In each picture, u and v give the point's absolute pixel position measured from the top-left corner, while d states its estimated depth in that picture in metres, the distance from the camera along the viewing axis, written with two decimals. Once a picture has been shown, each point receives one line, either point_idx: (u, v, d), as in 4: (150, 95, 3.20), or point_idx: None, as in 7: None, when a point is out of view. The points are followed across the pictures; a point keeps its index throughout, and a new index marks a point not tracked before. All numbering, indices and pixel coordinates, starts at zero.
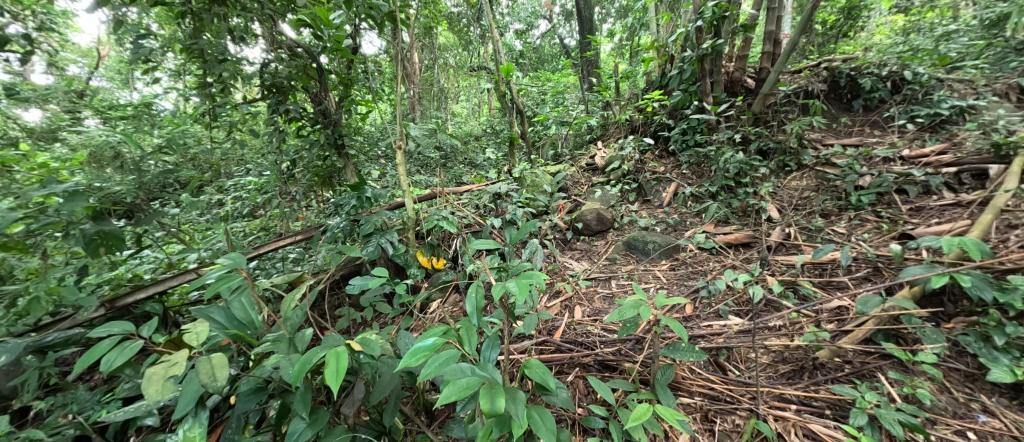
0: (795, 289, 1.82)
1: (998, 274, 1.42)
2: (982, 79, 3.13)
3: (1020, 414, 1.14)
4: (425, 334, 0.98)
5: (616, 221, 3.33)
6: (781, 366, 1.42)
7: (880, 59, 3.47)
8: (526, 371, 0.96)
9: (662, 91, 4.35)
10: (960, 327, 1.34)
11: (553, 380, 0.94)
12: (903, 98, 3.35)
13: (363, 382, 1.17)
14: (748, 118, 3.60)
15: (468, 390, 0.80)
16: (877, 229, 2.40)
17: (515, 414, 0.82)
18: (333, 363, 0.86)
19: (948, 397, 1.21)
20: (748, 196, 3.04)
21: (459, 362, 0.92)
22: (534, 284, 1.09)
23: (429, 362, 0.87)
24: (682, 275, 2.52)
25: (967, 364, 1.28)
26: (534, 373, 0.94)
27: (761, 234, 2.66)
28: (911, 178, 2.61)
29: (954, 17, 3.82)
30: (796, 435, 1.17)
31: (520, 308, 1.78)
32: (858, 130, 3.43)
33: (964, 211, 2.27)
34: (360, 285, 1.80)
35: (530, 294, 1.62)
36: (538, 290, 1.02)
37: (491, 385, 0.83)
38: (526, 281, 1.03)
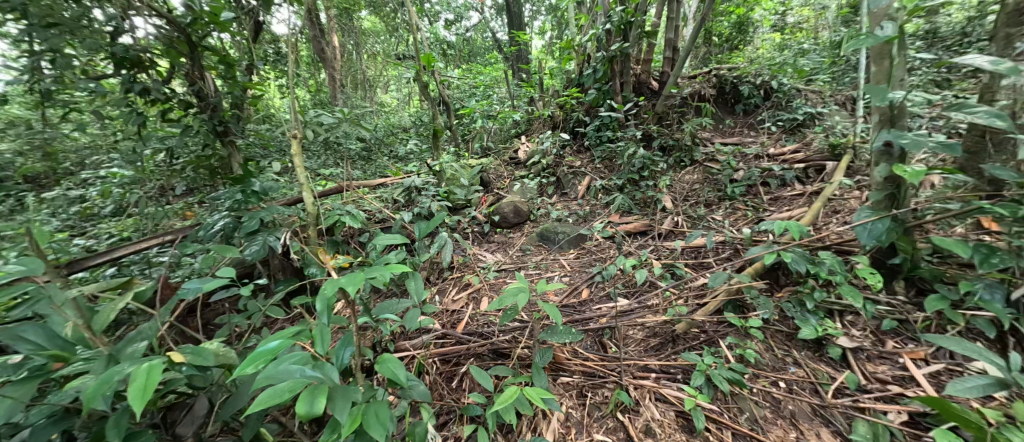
0: (672, 271, 2.04)
1: (816, 251, 1.75)
2: (828, 91, 3.77)
3: (818, 364, 1.40)
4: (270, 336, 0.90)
5: (533, 214, 3.44)
6: (651, 340, 1.59)
7: (756, 70, 4.01)
8: (378, 367, 0.93)
9: (580, 89, 4.56)
10: (785, 296, 1.61)
11: (407, 373, 0.93)
12: (771, 104, 3.88)
13: (207, 397, 1.10)
14: (651, 117, 3.94)
15: (285, 395, 0.74)
16: (744, 216, 2.79)
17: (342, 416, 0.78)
18: (141, 377, 0.75)
19: (771, 355, 1.46)
20: (648, 189, 3.34)
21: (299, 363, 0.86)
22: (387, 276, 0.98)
23: (266, 368, 0.80)
24: (585, 262, 2.68)
25: (787, 326, 1.53)
26: (386, 369, 0.91)
27: (656, 223, 2.94)
28: (773, 172, 3.04)
29: (814, 38, 4.53)
30: (650, 400, 1.32)
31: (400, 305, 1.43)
32: (738, 131, 3.94)
33: (808, 198, 2.73)
34: (196, 290, 1.43)
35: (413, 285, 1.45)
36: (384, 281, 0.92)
37: (322, 387, 0.79)
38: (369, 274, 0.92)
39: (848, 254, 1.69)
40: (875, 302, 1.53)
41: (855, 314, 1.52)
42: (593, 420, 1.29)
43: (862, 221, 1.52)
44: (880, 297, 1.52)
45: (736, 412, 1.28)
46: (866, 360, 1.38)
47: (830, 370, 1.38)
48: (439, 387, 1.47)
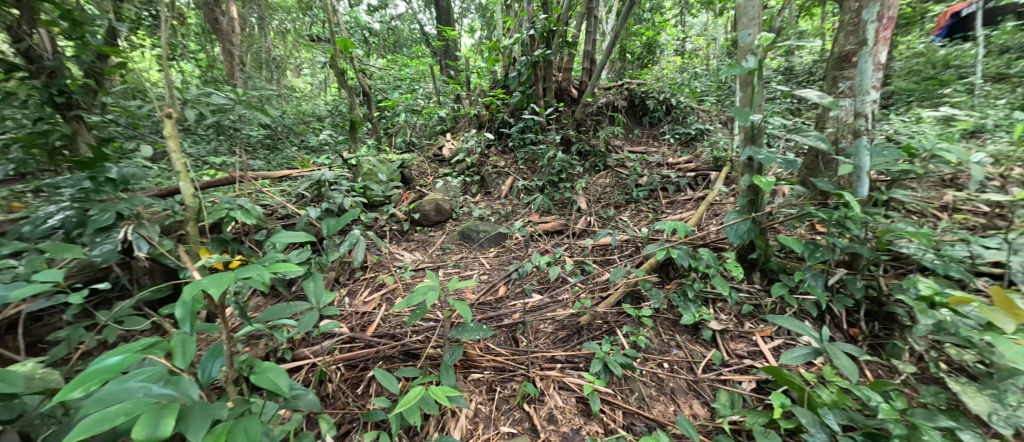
0: (582, 267, 2.18)
1: (697, 247, 2.02)
2: (714, 111, 4.37)
3: (695, 345, 1.63)
4: (110, 351, 0.76)
5: (454, 212, 3.40)
6: (560, 332, 1.69)
7: (659, 87, 4.49)
8: (255, 378, 0.87)
9: (505, 91, 4.63)
10: (673, 288, 1.84)
11: (288, 383, 0.88)
12: (671, 118, 4.37)
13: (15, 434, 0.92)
14: (570, 123, 4.17)
15: (122, 417, 0.63)
16: (646, 217, 3.09)
17: (197, 436, 0.69)
18: None
19: (659, 340, 1.64)
20: (566, 191, 3.52)
21: (145, 381, 0.74)
22: (267, 277, 0.90)
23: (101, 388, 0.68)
24: (504, 260, 2.73)
25: (673, 313, 1.75)
26: (265, 379, 0.86)
27: (571, 223, 3.12)
28: (670, 179, 3.42)
29: (706, 64, 5.21)
30: (554, 389, 1.41)
31: (299, 307, 1.35)
32: (644, 142, 4.36)
33: (696, 202, 3.11)
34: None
35: (315, 289, 1.38)
36: (261, 282, 0.84)
37: (171, 406, 0.69)
38: (244, 274, 0.84)
39: (720, 250, 1.99)
40: (738, 290, 1.82)
41: (724, 301, 1.79)
42: (501, 413, 1.34)
43: (730, 222, 1.80)
44: (742, 285, 1.82)
45: (628, 392, 1.42)
46: (730, 339, 1.64)
47: (703, 350, 1.61)
48: (343, 394, 1.40)
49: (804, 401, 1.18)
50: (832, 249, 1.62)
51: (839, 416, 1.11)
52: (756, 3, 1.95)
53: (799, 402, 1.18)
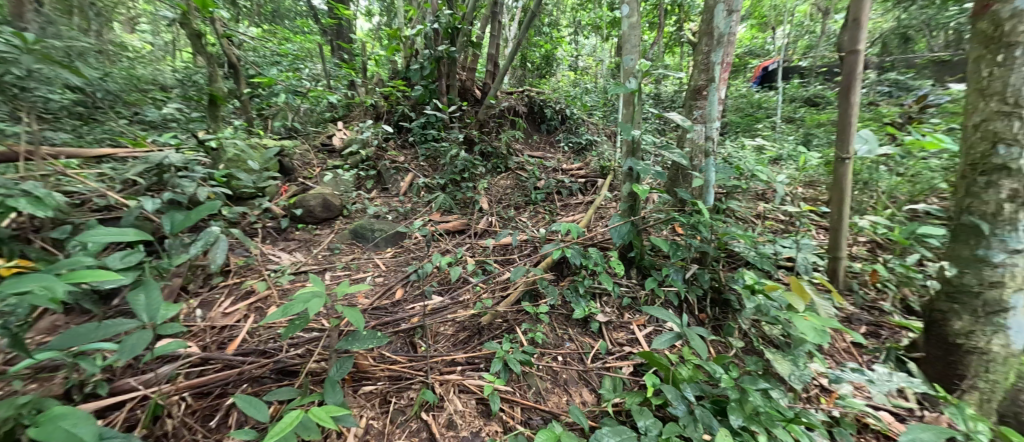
0: (484, 267, 2.20)
1: (587, 247, 2.21)
2: (601, 124, 4.85)
3: (584, 337, 1.77)
4: None
5: (345, 209, 3.09)
6: (460, 334, 1.69)
7: (556, 97, 4.80)
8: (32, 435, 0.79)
9: (406, 83, 4.40)
10: (566, 284, 1.98)
11: (94, 431, 0.85)
12: (566, 127, 4.71)
13: None
14: (473, 123, 4.17)
15: None
16: (543, 218, 3.25)
17: None
18: None
19: (554, 334, 1.75)
20: (468, 190, 3.49)
21: None
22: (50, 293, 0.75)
23: None
24: (401, 261, 2.57)
25: (566, 309, 1.88)
26: (49, 434, 0.80)
27: (473, 223, 3.11)
28: (564, 184, 3.66)
29: (595, 81, 5.77)
30: (453, 393, 1.39)
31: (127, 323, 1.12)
32: (542, 147, 4.60)
33: (586, 206, 3.38)
34: None
35: (155, 300, 1.19)
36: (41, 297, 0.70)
37: None
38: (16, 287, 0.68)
39: (606, 249, 2.21)
40: (620, 285, 2.05)
41: (608, 295, 1.99)
42: (395, 426, 1.26)
43: (615, 224, 2.02)
44: (623, 281, 2.05)
45: (525, 388, 1.48)
46: (612, 330, 1.83)
47: (591, 341, 1.76)
48: (189, 430, 1.17)
49: (669, 379, 1.37)
50: (690, 248, 1.93)
51: (694, 388, 1.32)
52: (636, 33, 2.23)
53: (666, 380, 1.37)
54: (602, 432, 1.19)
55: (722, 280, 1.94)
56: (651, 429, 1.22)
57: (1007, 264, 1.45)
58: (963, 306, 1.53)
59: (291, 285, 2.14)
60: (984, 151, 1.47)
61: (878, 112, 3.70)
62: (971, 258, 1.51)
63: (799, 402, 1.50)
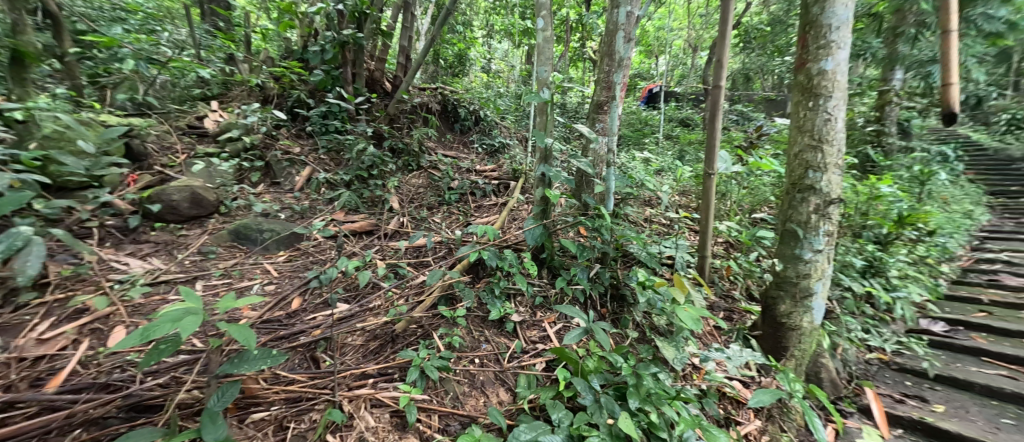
0: (395, 270, 2.11)
1: (502, 249, 2.26)
2: (513, 128, 5.00)
3: (500, 337, 1.81)
4: None
5: (222, 205, 2.63)
6: (371, 343, 1.64)
7: (469, 98, 4.79)
8: None
9: (302, 65, 3.93)
10: (482, 285, 2.01)
11: None
12: (479, 129, 4.74)
13: None
14: (382, 116, 3.92)
15: None
16: (457, 219, 3.20)
17: None
18: None
19: (471, 336, 1.77)
20: (377, 188, 3.27)
21: None
22: None
23: None
24: (297, 266, 2.29)
25: (482, 310, 1.90)
26: None
27: (382, 223, 2.92)
28: (478, 185, 3.66)
29: (507, 86, 5.93)
30: (365, 409, 1.34)
31: None
32: (455, 147, 4.55)
33: (499, 208, 3.39)
34: None
35: None
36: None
37: None
38: None
39: (520, 250, 2.29)
40: (533, 285, 2.14)
41: (522, 295, 2.07)
42: None
43: (528, 226, 2.10)
44: (535, 280, 2.15)
45: (443, 394, 1.48)
46: (526, 328, 1.92)
47: (506, 341, 1.81)
48: None
49: (578, 371, 1.47)
50: (594, 249, 2.11)
51: (599, 378, 1.44)
52: (549, 46, 2.36)
53: (575, 373, 1.47)
54: (520, 429, 1.23)
55: (620, 278, 2.16)
56: (564, 420, 1.30)
57: (812, 260, 1.90)
58: (787, 293, 1.96)
59: (146, 299, 1.74)
60: (800, 174, 1.91)
61: (731, 136, 4.55)
62: (793, 256, 1.94)
63: (679, 380, 1.74)
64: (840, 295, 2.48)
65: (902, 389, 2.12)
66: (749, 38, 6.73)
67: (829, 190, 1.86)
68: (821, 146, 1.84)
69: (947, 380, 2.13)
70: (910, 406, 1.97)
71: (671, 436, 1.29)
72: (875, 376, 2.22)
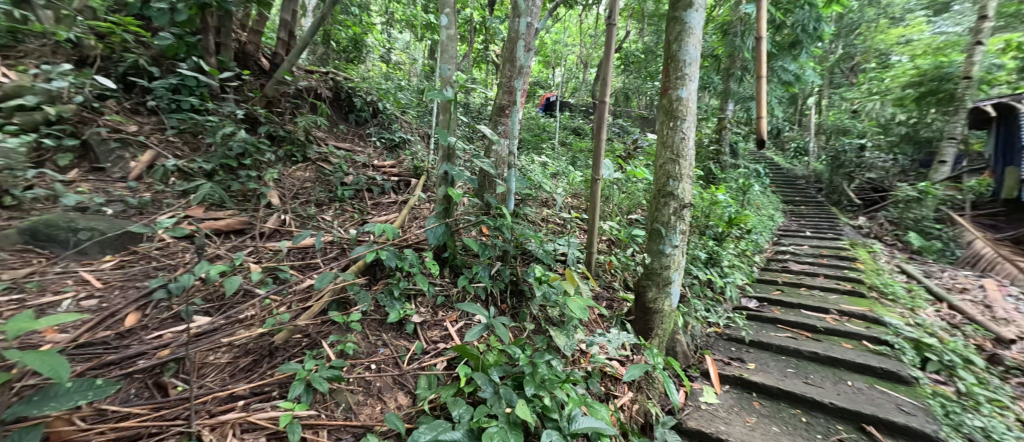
0: (275, 275, 1.89)
1: (402, 248, 2.18)
2: (415, 124, 4.82)
3: (399, 340, 1.75)
4: None
5: (5, 196, 1.95)
6: (241, 360, 1.46)
7: (366, 88, 4.46)
8: None
9: (142, 24, 3.15)
10: (380, 287, 1.92)
11: None
12: (377, 122, 4.45)
13: None
14: (258, 98, 3.39)
15: None
16: (351, 218, 2.94)
17: None
18: None
19: (366, 342, 1.68)
20: (249, 180, 2.81)
21: None
22: None
23: None
24: (135, 273, 1.83)
25: (379, 313, 1.82)
26: None
27: (256, 221, 2.54)
28: (376, 181, 3.41)
29: (408, 79, 5.70)
30: (232, 435, 1.19)
31: None
32: (349, 139, 4.19)
33: (399, 206, 3.21)
34: None
35: None
36: None
37: None
38: None
39: (421, 249, 2.24)
40: (434, 285, 2.12)
41: (423, 296, 2.03)
42: None
43: (430, 225, 2.06)
44: (437, 280, 2.12)
45: (333, 407, 1.38)
46: (427, 329, 1.88)
47: (406, 343, 1.75)
48: None
49: (479, 367, 1.50)
50: (495, 247, 2.19)
51: (499, 371, 1.50)
52: (453, 44, 2.35)
53: (476, 368, 1.50)
54: (420, 430, 1.21)
55: (519, 274, 2.27)
56: (464, 415, 1.32)
57: (671, 254, 2.29)
58: (654, 281, 2.32)
59: None
60: (663, 182, 2.29)
61: (614, 146, 5.16)
62: (658, 250, 2.30)
63: (569, 365, 1.91)
64: (690, 282, 3.04)
65: (730, 353, 2.68)
66: (628, 62, 7.75)
67: (683, 196, 2.26)
68: (678, 159, 2.23)
69: (757, 343, 2.77)
70: (734, 366, 2.51)
71: (562, 416, 1.41)
72: (713, 346, 2.77)
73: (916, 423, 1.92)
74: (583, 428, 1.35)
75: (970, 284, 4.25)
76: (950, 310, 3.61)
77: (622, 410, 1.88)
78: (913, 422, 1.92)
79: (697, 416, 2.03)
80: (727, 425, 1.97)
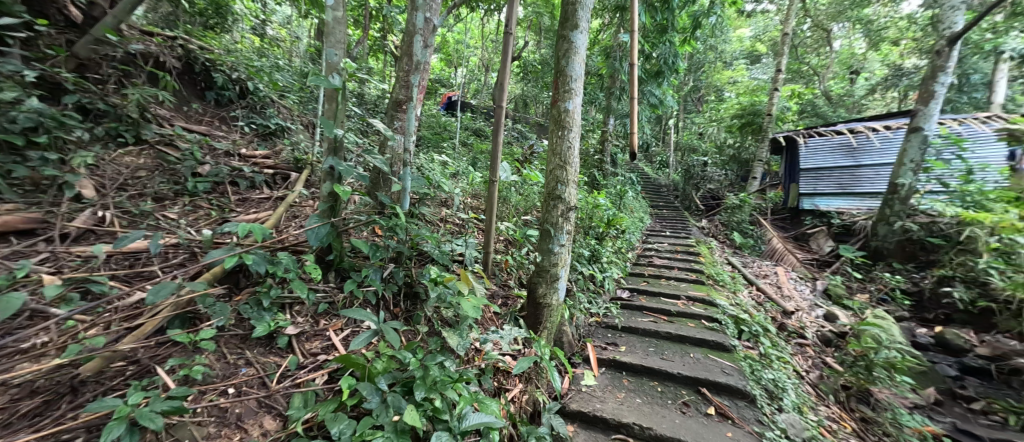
0: (87, 289, 1.52)
1: (274, 251, 1.92)
2: (296, 110, 4.23)
3: (267, 357, 1.54)
4: None
5: None
6: (24, 404, 1.13)
7: (231, 62, 3.76)
8: None
9: None
10: (244, 298, 1.67)
11: None
12: (246, 104, 3.78)
13: None
14: (62, 57, 2.59)
15: None
16: (207, 216, 2.44)
17: None
18: None
19: (222, 363, 1.44)
20: (46, 164, 2.13)
21: None
22: None
23: None
24: None
25: (243, 328, 1.58)
26: None
27: (56, 219, 1.94)
28: (242, 173, 2.91)
29: (288, 59, 5.01)
30: None
31: None
32: (206, 121, 3.47)
33: (273, 202, 2.79)
34: None
35: None
36: None
37: None
38: None
39: (300, 252, 2.00)
40: (315, 291, 1.91)
41: (301, 304, 1.81)
42: None
43: (312, 225, 1.85)
44: (319, 286, 1.92)
45: None
46: (305, 340, 1.69)
47: (277, 359, 1.56)
48: None
49: (365, 376, 1.40)
50: (388, 248, 2.07)
51: (387, 378, 1.42)
52: (341, 28, 2.14)
53: (362, 378, 1.40)
54: None
55: (413, 276, 2.19)
56: (345, 431, 1.23)
57: (559, 252, 2.49)
58: (544, 278, 2.48)
59: None
60: (553, 186, 2.46)
61: (512, 150, 5.38)
62: (548, 249, 2.48)
63: (463, 364, 1.92)
64: (576, 277, 3.35)
65: (607, 339, 3.04)
66: (527, 71, 8.14)
67: (570, 199, 2.48)
68: (565, 166, 2.43)
69: (628, 328, 3.20)
70: (610, 350, 2.85)
71: (452, 416, 1.41)
72: (593, 333, 3.10)
73: (732, 381, 2.44)
74: (473, 425, 1.37)
75: (769, 270, 5.62)
76: (758, 291, 4.71)
77: (512, 402, 1.96)
78: (731, 380, 2.45)
79: (578, 398, 2.25)
80: (602, 402, 2.22)
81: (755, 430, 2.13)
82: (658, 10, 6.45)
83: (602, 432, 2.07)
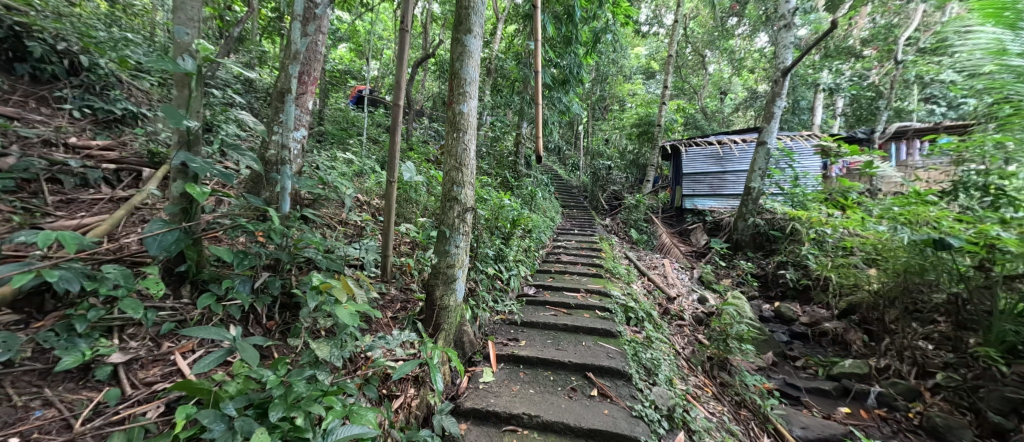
0: None
1: (99, 264, 1.60)
2: (156, 95, 3.53)
3: (78, 393, 1.29)
4: None
5: None
6: None
7: (57, 29, 3.00)
8: None
9: None
10: (48, 324, 1.38)
11: None
12: (79, 82, 3.03)
13: None
14: None
15: None
16: (6, 221, 1.91)
17: None
18: None
19: (3, 407, 1.17)
20: None
21: None
22: None
23: None
24: None
25: (44, 360, 1.31)
26: None
27: None
28: (68, 167, 2.36)
29: (146, 32, 4.17)
30: None
31: None
32: (14, 102, 2.70)
33: (114, 206, 2.31)
34: None
35: None
36: None
37: None
38: None
39: (139, 264, 1.69)
40: (158, 310, 1.64)
41: (136, 325, 1.55)
42: None
43: (152, 232, 1.56)
44: (164, 304, 1.65)
45: None
46: (138, 369, 1.44)
47: (93, 395, 1.31)
48: None
49: (209, 402, 1.25)
50: (258, 256, 1.86)
51: (239, 401, 1.28)
52: (193, 2, 1.84)
53: (205, 404, 1.25)
54: None
55: (291, 286, 2.01)
56: None
57: (455, 253, 2.50)
58: (440, 280, 2.47)
59: None
60: (450, 188, 2.47)
61: (424, 149, 5.26)
62: (444, 251, 2.48)
63: (344, 375, 1.82)
64: (481, 277, 3.40)
65: (509, 335, 3.14)
66: (442, 69, 8.04)
67: (466, 201, 2.51)
68: (462, 167, 2.45)
69: (529, 323, 3.35)
70: (510, 345, 2.96)
71: (317, 433, 1.33)
72: (496, 331, 3.19)
73: (614, 363, 2.72)
74: (341, 437, 1.30)
75: (658, 262, 6.39)
76: (649, 281, 5.32)
77: (399, 409, 1.91)
78: (613, 363, 2.73)
79: (473, 396, 2.30)
80: (495, 397, 2.29)
81: (628, 404, 2.40)
82: (564, 23, 6.99)
83: (493, 426, 2.14)
